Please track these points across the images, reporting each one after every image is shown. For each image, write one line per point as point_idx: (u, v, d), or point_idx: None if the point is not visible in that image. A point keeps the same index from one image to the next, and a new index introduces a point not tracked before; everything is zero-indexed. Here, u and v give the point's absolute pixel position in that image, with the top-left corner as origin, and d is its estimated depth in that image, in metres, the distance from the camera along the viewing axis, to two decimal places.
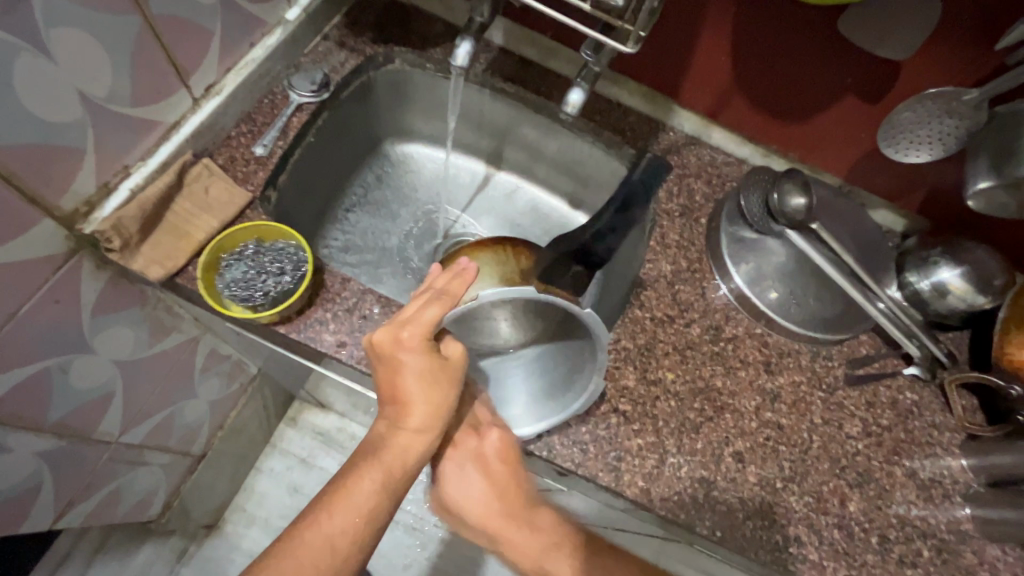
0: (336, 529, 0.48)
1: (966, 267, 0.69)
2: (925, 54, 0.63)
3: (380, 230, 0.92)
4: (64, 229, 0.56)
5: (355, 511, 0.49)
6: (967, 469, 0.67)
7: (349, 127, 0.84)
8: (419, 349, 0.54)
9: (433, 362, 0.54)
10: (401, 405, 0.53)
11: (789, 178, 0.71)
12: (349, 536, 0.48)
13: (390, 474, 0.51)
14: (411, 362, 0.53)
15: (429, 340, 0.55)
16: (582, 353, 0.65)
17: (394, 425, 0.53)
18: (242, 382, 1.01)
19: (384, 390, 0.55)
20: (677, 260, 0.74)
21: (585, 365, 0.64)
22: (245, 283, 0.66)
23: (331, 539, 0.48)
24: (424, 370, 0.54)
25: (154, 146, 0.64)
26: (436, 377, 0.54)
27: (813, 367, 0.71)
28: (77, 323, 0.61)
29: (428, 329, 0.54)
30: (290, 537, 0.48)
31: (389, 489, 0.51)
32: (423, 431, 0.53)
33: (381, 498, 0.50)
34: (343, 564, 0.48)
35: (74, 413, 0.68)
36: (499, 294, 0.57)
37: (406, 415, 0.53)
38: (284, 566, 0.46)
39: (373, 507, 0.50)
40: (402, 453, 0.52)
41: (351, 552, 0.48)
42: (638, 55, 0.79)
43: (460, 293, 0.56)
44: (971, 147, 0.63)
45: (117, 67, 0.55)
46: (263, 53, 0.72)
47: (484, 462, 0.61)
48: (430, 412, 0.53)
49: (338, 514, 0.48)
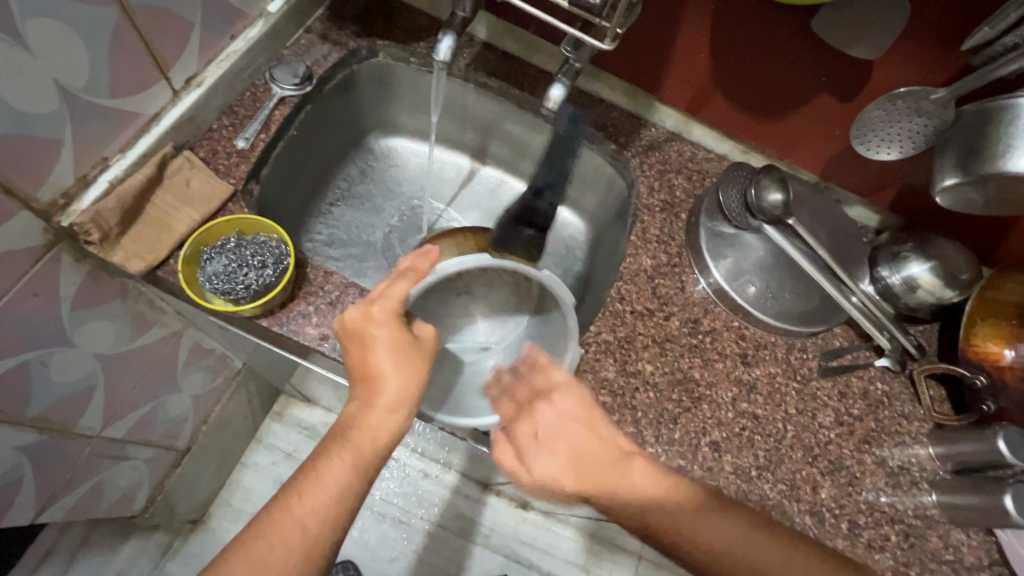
0: (306, 510, 0.50)
1: (935, 262, 0.71)
2: (894, 54, 0.65)
3: (364, 224, 0.92)
4: (43, 222, 0.56)
5: (325, 493, 0.50)
6: (933, 457, 0.70)
7: (332, 121, 0.84)
8: (389, 326, 0.56)
9: (403, 339, 0.56)
10: (372, 383, 0.55)
11: (766, 174, 0.73)
12: (319, 517, 0.50)
13: (358, 455, 0.52)
14: (381, 337, 0.55)
15: (398, 317, 0.57)
16: (557, 323, 0.71)
17: (364, 405, 0.54)
18: (227, 376, 1.01)
19: (355, 369, 0.56)
20: (657, 255, 0.76)
21: (560, 332, 0.70)
22: (225, 276, 0.66)
23: (302, 520, 0.49)
24: (394, 344, 0.56)
25: (134, 138, 0.64)
26: (407, 353, 0.56)
27: (788, 359, 0.73)
28: (56, 316, 0.60)
29: (397, 306, 0.57)
30: (263, 519, 0.50)
31: (361, 468, 0.52)
32: (395, 409, 0.55)
33: (351, 479, 0.52)
34: (315, 544, 0.49)
35: (54, 406, 0.68)
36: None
37: (377, 392, 0.54)
38: (254, 550, 0.48)
39: (343, 489, 0.51)
40: (371, 432, 0.53)
41: (323, 533, 0.49)
42: (619, 52, 0.80)
43: (426, 268, 0.58)
44: (939, 146, 0.64)
45: (95, 59, 0.54)
46: (244, 45, 0.72)
47: (563, 418, 0.59)
48: (402, 389, 0.55)
49: (308, 496, 0.50)
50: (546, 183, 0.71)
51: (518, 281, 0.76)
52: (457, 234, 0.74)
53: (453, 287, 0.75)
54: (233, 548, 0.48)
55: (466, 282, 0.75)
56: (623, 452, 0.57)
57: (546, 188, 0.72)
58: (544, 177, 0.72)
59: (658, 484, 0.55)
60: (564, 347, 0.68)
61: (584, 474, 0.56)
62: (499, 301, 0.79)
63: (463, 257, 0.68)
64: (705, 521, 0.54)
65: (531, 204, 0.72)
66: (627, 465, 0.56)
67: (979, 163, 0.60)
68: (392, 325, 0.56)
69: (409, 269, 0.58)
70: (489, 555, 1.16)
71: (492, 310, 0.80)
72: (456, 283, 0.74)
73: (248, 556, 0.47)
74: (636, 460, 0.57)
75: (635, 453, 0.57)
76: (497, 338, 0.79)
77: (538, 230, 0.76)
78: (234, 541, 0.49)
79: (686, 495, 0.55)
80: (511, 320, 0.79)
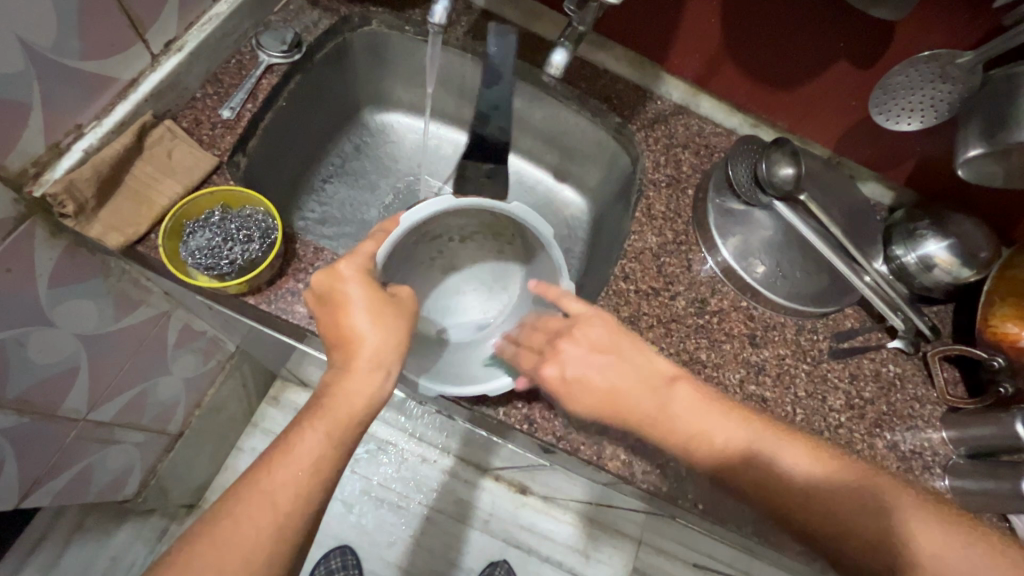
0: (277, 484, 0.47)
1: (952, 240, 0.68)
2: (918, 16, 0.61)
3: (359, 202, 0.89)
4: (13, 192, 0.52)
5: (296, 464, 0.47)
6: (946, 441, 0.67)
7: (323, 92, 0.80)
8: (359, 282, 0.53)
9: (379, 297, 0.54)
10: (349, 345, 0.52)
11: (778, 147, 0.70)
12: (290, 490, 0.47)
13: (333, 424, 0.49)
14: (351, 293, 0.53)
15: (369, 274, 0.55)
16: (540, 267, 0.69)
17: (341, 371, 0.52)
18: (220, 359, 0.99)
19: (331, 333, 0.54)
20: (663, 232, 0.72)
21: (549, 274, 0.66)
22: (209, 252, 0.62)
23: (271, 494, 0.46)
24: (368, 301, 0.53)
25: (110, 105, 0.60)
26: (383, 309, 0.53)
27: (798, 340, 0.70)
28: (32, 294, 0.57)
29: (365, 262, 0.55)
30: (243, 498, 0.47)
31: (335, 439, 0.49)
32: (374, 369, 0.52)
33: (325, 450, 0.49)
34: (285, 520, 0.46)
35: (35, 387, 0.65)
36: (427, 209, 0.59)
37: (355, 353, 0.52)
38: (223, 527, 0.45)
39: (315, 460, 0.48)
40: (346, 398, 0.50)
41: (295, 507, 0.46)
42: (625, 19, 0.76)
43: (396, 227, 0.59)
44: (965, 113, 0.61)
45: (64, 18, 0.51)
46: (228, 8, 0.68)
47: (596, 354, 0.58)
48: (379, 348, 0.52)
49: (277, 469, 0.47)
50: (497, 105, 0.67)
51: (502, 247, 0.78)
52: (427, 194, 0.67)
53: (436, 262, 0.78)
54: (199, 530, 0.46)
55: (450, 253, 0.79)
56: (666, 377, 0.57)
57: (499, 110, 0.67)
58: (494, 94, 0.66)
59: (695, 403, 0.56)
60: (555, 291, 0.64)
61: (619, 394, 0.58)
62: (487, 272, 0.79)
63: (425, 204, 0.59)
64: (770, 453, 0.53)
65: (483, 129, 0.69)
66: (670, 390, 0.56)
67: (1006, 132, 0.56)
68: (362, 281, 0.54)
69: (379, 231, 0.58)
70: (488, 540, 1.15)
71: (484, 283, 0.79)
72: (437, 261, 0.78)
73: (218, 535, 0.45)
74: (681, 384, 0.57)
75: (677, 377, 0.57)
76: (493, 309, 0.76)
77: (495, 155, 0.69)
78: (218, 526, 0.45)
79: (733, 419, 0.55)
80: (505, 289, 0.77)
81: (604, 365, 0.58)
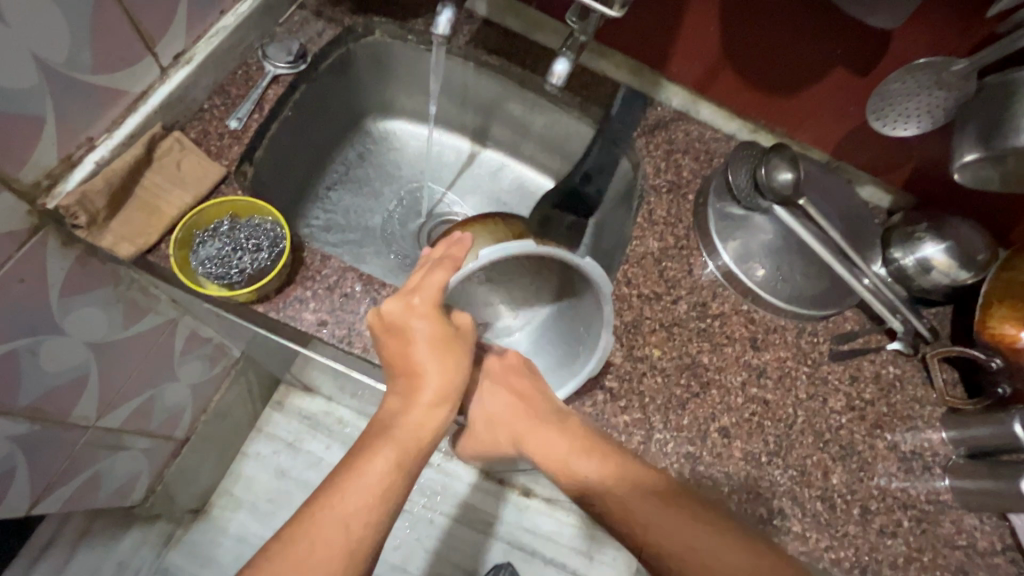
0: (350, 509, 0.46)
1: (950, 243, 0.69)
2: (914, 27, 0.62)
3: (363, 209, 0.90)
4: (26, 204, 0.53)
5: (368, 490, 0.47)
6: (946, 441, 0.68)
7: (328, 100, 0.81)
8: (429, 319, 0.55)
9: (445, 334, 0.56)
10: (416, 376, 0.55)
11: (777, 153, 0.70)
12: (364, 517, 0.46)
13: (400, 450, 0.50)
14: (422, 329, 0.55)
15: (439, 308, 0.56)
16: (584, 307, 0.68)
17: (406, 402, 0.54)
18: (225, 365, 0.99)
19: (397, 362, 0.56)
20: (665, 238, 0.73)
21: (591, 316, 0.66)
22: (219, 261, 0.65)
23: (346, 519, 0.45)
24: (435, 337, 0.55)
25: (121, 117, 0.61)
26: (447, 344, 0.56)
27: (799, 343, 0.71)
28: (43, 304, 0.58)
29: (436, 297, 0.56)
30: (301, 521, 0.45)
31: (404, 465, 0.50)
32: (438, 403, 0.54)
33: (394, 476, 0.49)
34: (358, 543, 0.45)
35: (46, 396, 0.66)
36: (500, 251, 0.57)
37: (421, 384, 0.55)
38: (298, 549, 0.44)
39: (385, 487, 0.48)
40: (414, 426, 0.52)
41: (365, 534, 0.46)
42: (625, 27, 0.77)
43: (462, 255, 0.57)
44: (962, 119, 0.61)
45: (77, 34, 0.52)
46: (234, 21, 0.69)
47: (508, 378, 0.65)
48: (444, 384, 0.55)
49: (351, 493, 0.47)
50: (600, 169, 0.79)
51: (540, 268, 0.69)
52: (486, 220, 0.66)
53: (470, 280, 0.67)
54: (272, 553, 0.43)
55: (487, 272, 0.68)
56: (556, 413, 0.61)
57: (600, 172, 0.79)
58: (598, 159, 0.79)
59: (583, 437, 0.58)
60: (596, 337, 0.64)
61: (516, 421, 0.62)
62: (518, 289, 0.73)
63: (508, 244, 0.58)
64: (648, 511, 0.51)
65: (585, 187, 0.79)
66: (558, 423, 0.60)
67: (1002, 136, 0.57)
68: (432, 318, 0.55)
69: (445, 256, 0.56)
70: (493, 544, 1.15)
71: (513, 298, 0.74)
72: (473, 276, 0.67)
73: (290, 558, 0.43)
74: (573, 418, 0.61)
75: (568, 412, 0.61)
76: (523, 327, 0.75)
77: (579, 216, 0.76)
78: (274, 541, 0.45)
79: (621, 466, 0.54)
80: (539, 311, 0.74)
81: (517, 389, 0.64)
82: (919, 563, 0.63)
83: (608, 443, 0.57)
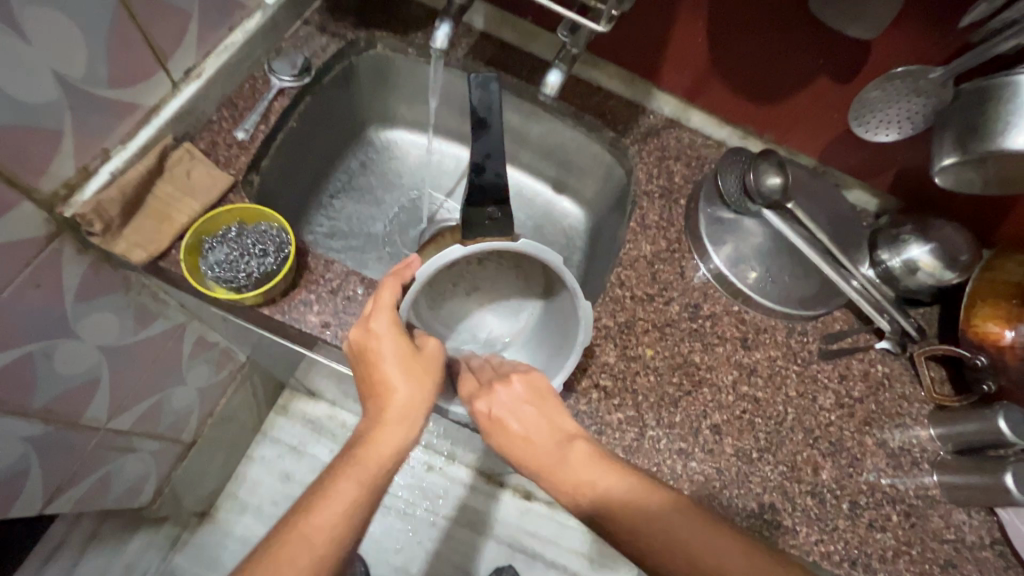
0: (314, 527, 0.48)
1: (935, 244, 0.71)
2: (889, 37, 0.65)
3: (365, 216, 0.92)
4: (45, 213, 0.56)
5: (332, 510, 0.49)
6: (934, 437, 0.70)
7: (331, 112, 0.84)
8: (391, 336, 0.56)
9: (409, 351, 0.56)
10: (382, 395, 0.55)
11: (765, 158, 0.74)
12: (327, 534, 0.48)
13: (364, 471, 0.51)
14: (385, 347, 0.56)
15: (398, 326, 0.57)
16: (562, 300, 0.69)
17: (374, 420, 0.54)
18: (231, 369, 1.02)
19: (366, 385, 0.57)
20: (657, 241, 0.76)
21: (567, 304, 0.67)
22: (228, 265, 0.67)
23: (309, 537, 0.48)
24: (399, 355, 0.56)
25: (133, 130, 0.64)
26: (413, 363, 0.56)
27: (789, 342, 0.73)
28: (61, 308, 0.61)
29: (393, 316, 0.57)
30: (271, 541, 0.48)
31: (369, 490, 0.51)
32: (404, 418, 0.55)
33: (357, 496, 0.50)
34: (322, 561, 0.47)
35: (59, 398, 0.68)
36: (443, 258, 0.59)
37: (388, 403, 0.55)
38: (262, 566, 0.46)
39: (348, 506, 0.50)
40: (378, 449, 0.53)
41: (330, 550, 0.48)
42: (617, 39, 0.80)
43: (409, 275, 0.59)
44: (939, 124, 0.64)
45: (94, 54, 0.55)
46: (242, 37, 0.72)
47: (514, 405, 0.57)
48: (410, 400, 0.55)
49: (317, 513, 0.49)
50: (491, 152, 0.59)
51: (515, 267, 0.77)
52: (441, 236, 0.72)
53: (456, 290, 0.77)
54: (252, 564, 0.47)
55: (467, 278, 0.78)
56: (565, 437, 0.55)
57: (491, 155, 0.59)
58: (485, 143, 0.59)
59: (594, 470, 0.52)
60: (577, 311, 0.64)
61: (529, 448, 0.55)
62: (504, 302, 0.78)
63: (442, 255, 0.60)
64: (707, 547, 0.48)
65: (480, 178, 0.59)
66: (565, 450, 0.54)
67: (981, 140, 0.59)
68: (394, 335, 0.56)
69: (394, 277, 0.58)
70: (493, 546, 1.17)
71: (499, 310, 0.78)
72: (459, 285, 0.77)
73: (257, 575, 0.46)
74: (578, 442, 0.55)
75: (577, 436, 0.55)
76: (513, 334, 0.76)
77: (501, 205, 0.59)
78: (249, 559, 0.48)
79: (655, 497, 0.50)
80: (524, 315, 0.77)
81: (524, 416, 0.57)
82: (908, 557, 0.65)
83: (624, 463, 0.53)
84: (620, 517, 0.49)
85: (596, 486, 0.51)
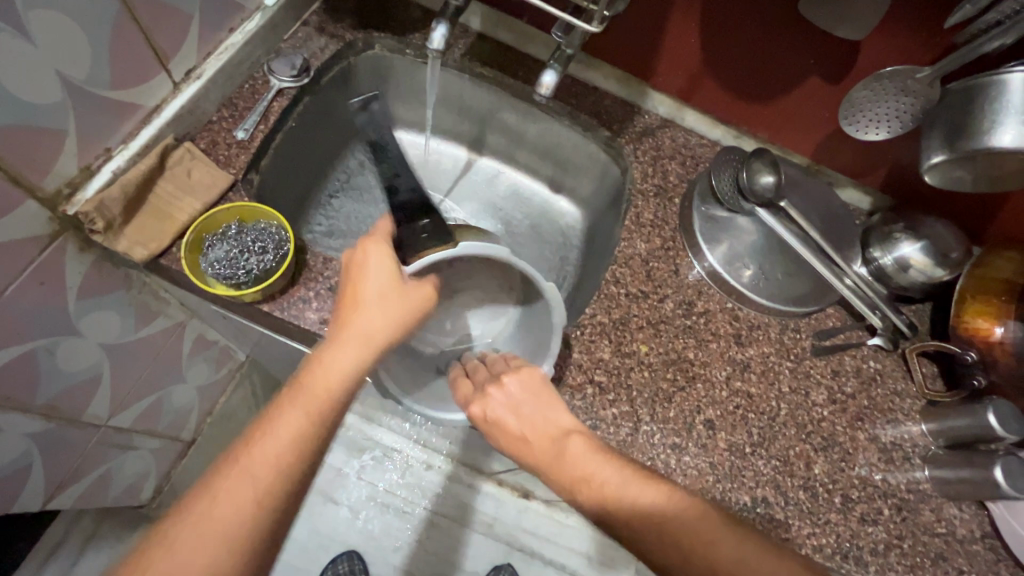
0: (256, 462, 0.45)
1: (926, 242, 0.72)
2: (878, 38, 0.66)
3: (363, 215, 0.93)
4: (48, 211, 0.57)
5: (275, 442, 0.46)
6: (926, 433, 0.70)
7: (330, 113, 0.85)
8: (379, 257, 0.57)
9: (393, 275, 0.57)
10: (354, 306, 0.55)
11: (758, 157, 0.74)
12: (270, 464, 0.45)
13: (313, 401, 0.49)
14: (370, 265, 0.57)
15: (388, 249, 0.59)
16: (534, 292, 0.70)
17: (337, 335, 0.53)
18: (230, 368, 1.03)
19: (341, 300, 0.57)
20: (651, 239, 0.77)
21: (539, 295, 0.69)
22: (228, 262, 0.67)
23: (250, 469, 0.45)
24: (381, 274, 0.57)
25: (135, 130, 0.65)
26: (392, 288, 0.56)
27: (782, 339, 0.74)
28: (64, 305, 0.62)
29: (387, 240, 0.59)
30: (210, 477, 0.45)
31: (316, 421, 0.48)
32: (368, 339, 0.53)
33: (305, 430, 0.47)
34: (262, 493, 0.44)
35: (61, 395, 0.69)
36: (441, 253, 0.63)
37: (356, 313, 0.54)
38: (197, 505, 0.43)
39: (295, 439, 0.47)
40: (327, 371, 0.51)
41: (272, 480, 0.45)
42: (612, 39, 0.81)
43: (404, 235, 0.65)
44: (927, 123, 0.65)
45: (97, 54, 0.56)
46: (242, 38, 0.73)
47: (512, 404, 0.58)
48: (379, 320, 0.54)
49: (261, 441, 0.46)
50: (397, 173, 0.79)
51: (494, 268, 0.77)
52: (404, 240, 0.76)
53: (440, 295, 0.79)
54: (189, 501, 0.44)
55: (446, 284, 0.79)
56: (561, 433, 0.56)
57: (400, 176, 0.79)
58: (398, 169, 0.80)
59: (595, 463, 0.53)
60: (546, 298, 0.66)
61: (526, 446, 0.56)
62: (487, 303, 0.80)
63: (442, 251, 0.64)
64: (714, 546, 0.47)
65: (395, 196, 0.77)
66: (562, 443, 0.55)
67: (966, 138, 0.60)
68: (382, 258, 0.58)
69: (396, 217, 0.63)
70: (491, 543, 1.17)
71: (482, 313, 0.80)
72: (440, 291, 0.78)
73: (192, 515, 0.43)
74: (575, 438, 0.56)
75: (574, 429, 0.56)
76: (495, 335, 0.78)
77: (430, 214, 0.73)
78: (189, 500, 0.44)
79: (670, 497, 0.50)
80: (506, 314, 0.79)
81: (521, 413, 0.58)
82: (899, 549, 0.66)
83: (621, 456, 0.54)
84: (633, 523, 0.49)
85: (600, 481, 0.51)
